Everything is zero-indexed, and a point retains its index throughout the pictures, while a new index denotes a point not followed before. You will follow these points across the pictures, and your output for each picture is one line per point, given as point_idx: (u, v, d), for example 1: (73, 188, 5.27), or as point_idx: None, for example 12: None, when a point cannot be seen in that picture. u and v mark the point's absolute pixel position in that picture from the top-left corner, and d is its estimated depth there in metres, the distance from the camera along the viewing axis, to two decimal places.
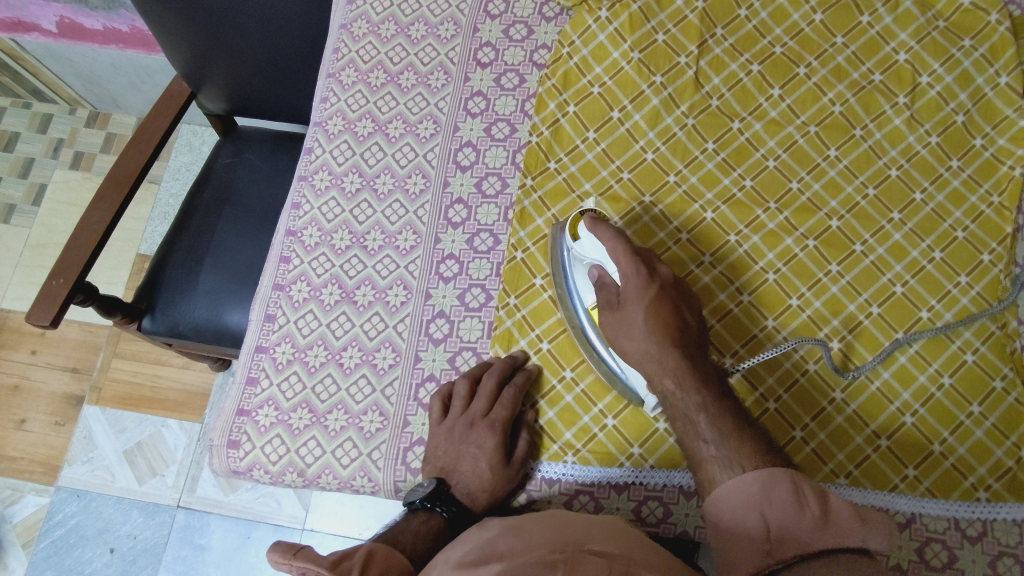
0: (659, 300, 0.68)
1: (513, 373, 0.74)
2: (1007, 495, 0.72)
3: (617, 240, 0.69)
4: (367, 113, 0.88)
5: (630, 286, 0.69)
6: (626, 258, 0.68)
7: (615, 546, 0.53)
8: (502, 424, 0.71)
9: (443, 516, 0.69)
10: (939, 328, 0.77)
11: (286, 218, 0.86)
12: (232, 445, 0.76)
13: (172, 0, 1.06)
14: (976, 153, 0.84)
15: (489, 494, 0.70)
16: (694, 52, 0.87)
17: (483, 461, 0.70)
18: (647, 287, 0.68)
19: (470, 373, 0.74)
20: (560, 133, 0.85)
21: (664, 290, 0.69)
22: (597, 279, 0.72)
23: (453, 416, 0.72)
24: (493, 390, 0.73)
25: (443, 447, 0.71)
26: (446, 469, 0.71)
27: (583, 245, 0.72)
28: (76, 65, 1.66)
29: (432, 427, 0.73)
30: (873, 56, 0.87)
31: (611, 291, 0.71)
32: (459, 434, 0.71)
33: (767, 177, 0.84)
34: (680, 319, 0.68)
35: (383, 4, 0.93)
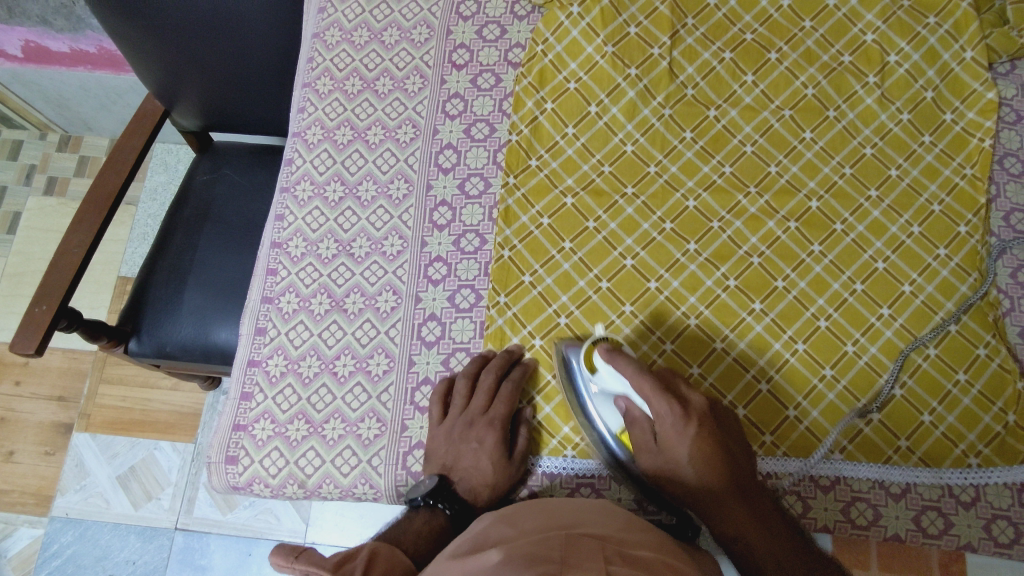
0: (701, 435, 0.65)
1: (511, 369, 0.75)
2: (997, 460, 0.74)
3: (642, 375, 0.66)
4: (346, 121, 0.88)
5: (668, 427, 0.65)
6: (655, 396, 0.65)
7: (604, 527, 0.54)
8: (501, 420, 0.72)
9: (445, 513, 0.70)
10: (948, 324, 0.78)
11: (271, 230, 0.85)
12: (230, 461, 0.76)
13: (139, 18, 1.05)
14: (947, 127, 0.85)
15: (490, 490, 0.71)
16: (667, 43, 0.87)
17: (484, 459, 0.71)
18: (685, 426, 0.65)
19: (468, 370, 0.75)
20: (539, 130, 0.86)
21: (703, 424, 0.65)
22: (625, 410, 0.69)
23: (452, 415, 0.73)
24: (491, 387, 0.74)
25: (443, 448, 0.72)
26: (447, 468, 0.72)
27: (602, 377, 0.70)
28: (44, 90, 1.64)
29: (431, 427, 0.73)
30: (841, 38, 0.89)
31: (645, 427, 0.68)
32: (458, 434, 0.72)
33: (746, 162, 0.85)
34: (724, 451, 0.65)
35: (355, 11, 0.93)
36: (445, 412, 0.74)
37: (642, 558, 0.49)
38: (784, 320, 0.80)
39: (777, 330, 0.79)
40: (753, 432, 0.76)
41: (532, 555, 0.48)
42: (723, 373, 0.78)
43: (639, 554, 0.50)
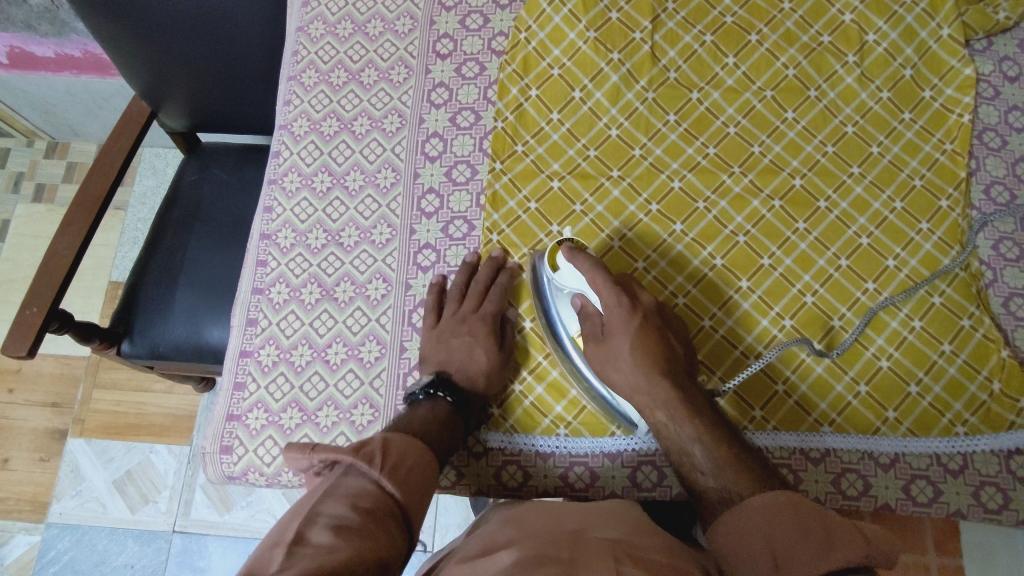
0: (644, 327, 0.68)
1: (497, 273, 0.79)
2: (984, 428, 0.75)
3: (596, 269, 0.69)
4: (332, 113, 0.88)
5: (614, 316, 0.69)
6: (606, 287, 0.69)
7: (613, 530, 0.56)
8: (492, 316, 0.76)
9: (447, 401, 0.70)
10: (920, 287, 0.80)
11: (260, 222, 0.85)
12: (224, 450, 0.75)
13: (125, 20, 1.05)
14: (926, 104, 0.87)
15: (487, 378, 0.73)
16: (648, 28, 0.88)
17: (478, 350, 0.74)
18: (630, 317, 0.68)
19: (457, 280, 0.79)
20: (524, 116, 0.86)
21: (647, 319, 0.69)
22: (579, 309, 0.72)
23: (444, 317, 0.77)
24: (481, 289, 0.78)
25: (439, 346, 0.75)
26: (443, 365, 0.74)
27: (562, 275, 0.72)
28: (30, 96, 1.63)
29: (426, 332, 0.77)
30: (819, 19, 0.90)
31: (595, 322, 0.71)
32: (450, 332, 0.76)
33: (730, 143, 0.86)
34: (666, 347, 0.68)
35: (338, 4, 0.93)
36: (438, 319, 0.77)
37: (651, 560, 0.50)
38: (771, 297, 0.80)
39: (764, 306, 0.80)
40: (744, 407, 0.77)
41: (541, 556, 0.49)
42: (712, 350, 0.79)
43: (648, 556, 0.50)
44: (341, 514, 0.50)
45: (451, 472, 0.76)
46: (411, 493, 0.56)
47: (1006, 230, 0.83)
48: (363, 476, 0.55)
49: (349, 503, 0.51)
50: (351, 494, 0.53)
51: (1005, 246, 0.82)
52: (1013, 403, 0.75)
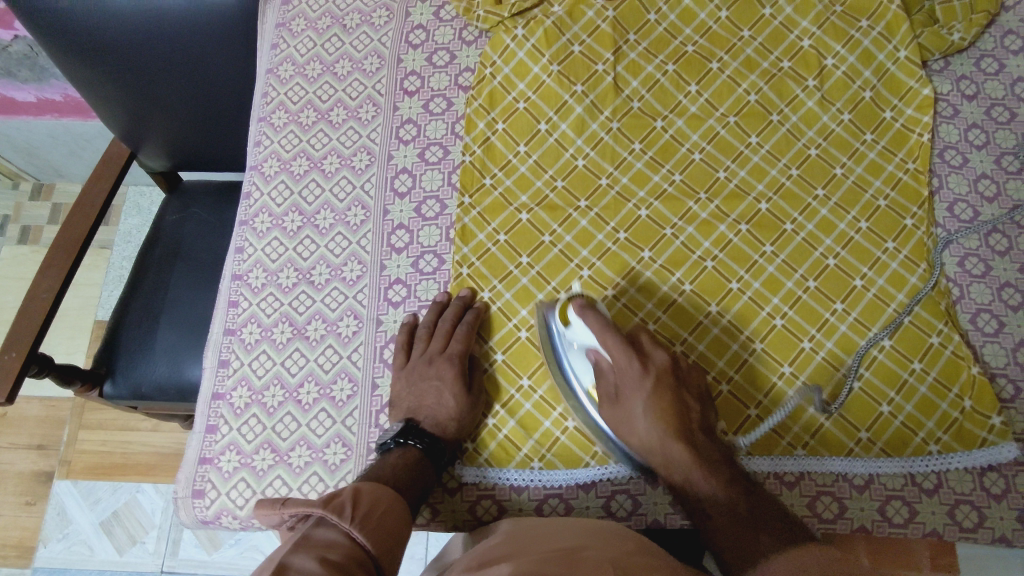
0: (656, 387, 0.69)
1: (464, 313, 0.79)
2: (957, 445, 0.75)
3: (606, 328, 0.69)
4: (302, 152, 0.89)
5: (628, 377, 0.70)
6: (616, 347, 0.69)
7: (613, 549, 0.55)
8: (459, 356, 0.75)
9: (417, 448, 0.70)
10: (905, 318, 0.80)
11: (231, 263, 0.85)
12: (197, 494, 0.74)
13: (99, 64, 1.07)
14: (887, 125, 0.88)
15: (456, 423, 0.73)
16: (610, 59, 0.89)
17: (446, 393, 0.74)
18: (642, 378, 0.70)
19: (426, 319, 0.79)
20: (492, 150, 0.88)
21: (661, 379, 0.70)
22: (594, 364, 0.72)
23: (414, 358, 0.77)
24: (448, 329, 0.77)
25: (407, 390, 0.75)
26: (412, 410, 0.74)
27: (574, 330, 0.71)
28: (14, 140, 1.65)
29: (396, 373, 0.77)
30: (779, 45, 0.91)
31: (609, 380, 0.72)
32: (419, 374, 0.76)
33: (695, 169, 0.87)
34: (681, 408, 0.69)
35: (306, 45, 0.94)
36: (408, 359, 0.77)
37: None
38: (741, 321, 0.81)
39: (734, 331, 0.81)
40: None
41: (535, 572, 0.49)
42: None
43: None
44: (310, 566, 0.49)
45: (426, 510, 0.75)
46: (382, 544, 0.56)
47: (971, 246, 0.84)
48: (333, 528, 0.55)
49: (318, 555, 0.51)
50: (322, 545, 0.52)
51: (970, 262, 0.83)
52: (984, 420, 0.75)
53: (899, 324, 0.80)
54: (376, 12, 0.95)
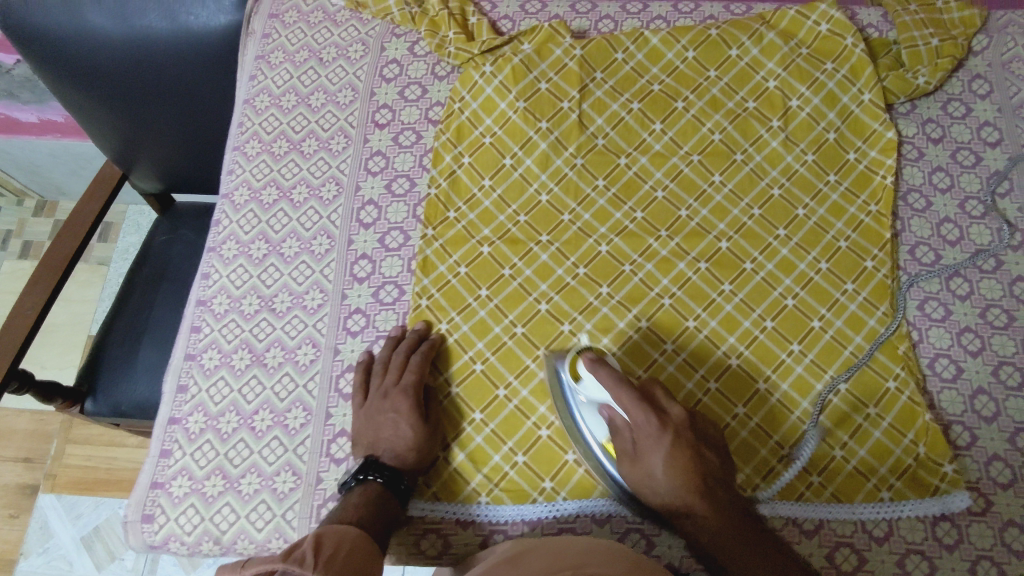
0: (675, 445, 0.68)
1: (417, 345, 0.79)
2: (908, 492, 0.75)
3: (620, 385, 0.68)
4: (272, 181, 0.91)
5: (644, 434, 0.68)
6: (633, 404, 0.67)
7: (609, 567, 0.54)
8: (414, 386, 0.76)
9: (377, 482, 0.71)
10: (862, 363, 0.80)
11: (196, 288, 0.86)
12: (146, 519, 0.75)
13: (92, 90, 1.10)
14: (851, 166, 0.89)
15: (416, 452, 0.73)
16: (576, 97, 0.91)
17: (402, 424, 0.74)
18: (661, 436, 0.68)
19: (382, 353, 0.79)
20: (457, 183, 0.89)
21: (679, 434, 0.69)
22: (608, 421, 0.70)
23: (370, 394, 0.77)
24: (403, 361, 0.78)
25: (366, 426, 0.75)
26: (371, 445, 0.74)
27: (585, 386, 0.70)
28: (18, 158, 1.70)
29: (354, 411, 0.77)
30: (745, 85, 0.92)
31: (624, 437, 0.70)
32: (375, 409, 0.76)
33: (658, 207, 0.88)
34: (701, 465, 0.68)
35: (283, 77, 0.96)
36: (366, 395, 0.78)
37: None
38: (696, 360, 0.81)
39: (689, 369, 0.81)
40: None
41: None
42: None
43: None
44: None
45: None
46: None
47: (932, 290, 0.84)
48: None
49: None
50: None
51: (930, 306, 0.83)
52: (936, 467, 0.75)
53: (857, 370, 0.79)
54: (352, 47, 0.98)
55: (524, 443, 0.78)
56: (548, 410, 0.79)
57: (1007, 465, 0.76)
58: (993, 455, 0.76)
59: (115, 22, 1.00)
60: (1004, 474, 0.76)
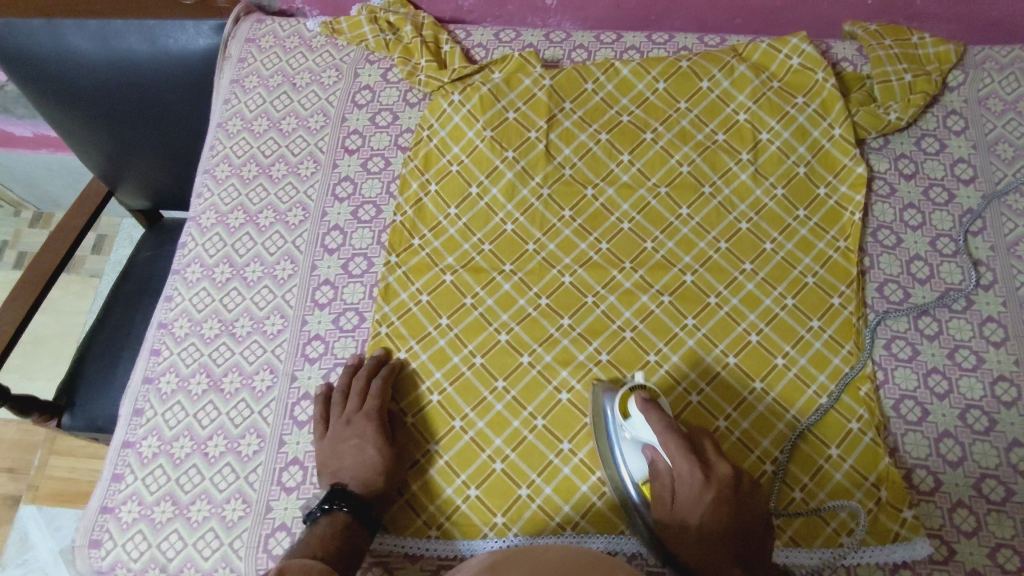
0: (716, 503, 0.65)
1: (377, 369, 0.79)
2: (869, 539, 0.72)
3: (669, 432, 0.67)
4: (239, 206, 0.91)
5: (687, 486, 0.66)
6: (680, 453, 0.66)
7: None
8: (378, 411, 0.76)
9: (343, 512, 0.69)
10: (826, 403, 0.78)
11: (159, 311, 0.87)
12: (94, 544, 0.75)
13: (77, 109, 1.08)
14: (821, 201, 0.88)
15: (383, 476, 0.73)
16: (543, 127, 0.91)
17: (368, 448, 0.73)
18: (703, 492, 0.65)
19: (342, 382, 0.79)
20: (423, 211, 0.89)
21: (723, 494, 0.66)
22: (650, 463, 0.69)
23: (333, 423, 0.76)
24: (363, 388, 0.78)
25: (329, 454, 0.74)
26: (336, 475, 0.73)
27: (634, 424, 0.69)
28: (15, 171, 1.73)
29: (316, 443, 0.76)
30: (715, 118, 0.91)
31: (664, 482, 0.68)
32: (339, 436, 0.75)
33: (623, 239, 0.87)
34: (738, 529, 0.65)
35: (256, 101, 0.98)
36: (328, 427, 0.77)
37: None
38: None
39: None
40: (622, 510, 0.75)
41: None
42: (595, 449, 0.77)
43: None
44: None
45: None
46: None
47: (899, 329, 0.82)
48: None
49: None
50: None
51: (897, 345, 0.82)
52: (897, 512, 0.73)
53: (821, 410, 0.78)
54: (326, 73, 0.99)
55: (477, 477, 0.76)
56: (504, 443, 0.78)
57: (971, 512, 0.73)
58: (957, 501, 0.74)
59: (96, 44, 1.00)
60: (968, 521, 0.73)
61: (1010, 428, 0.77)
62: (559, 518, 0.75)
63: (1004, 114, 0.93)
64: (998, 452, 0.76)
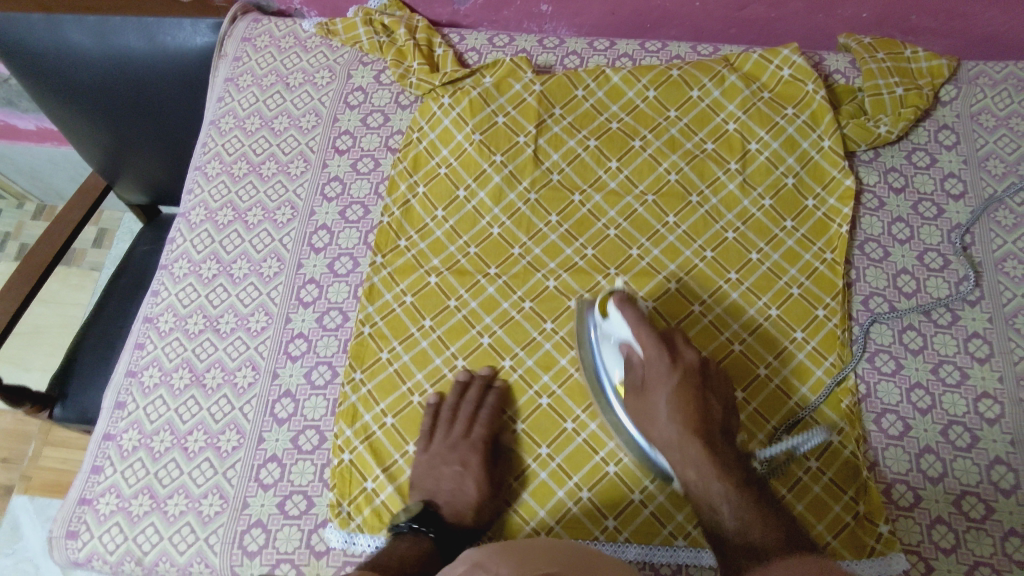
0: (682, 384, 0.70)
1: (486, 395, 0.79)
2: (845, 552, 0.72)
3: (641, 322, 0.72)
4: (229, 203, 0.92)
5: (655, 370, 0.71)
6: (649, 339, 0.71)
7: None
8: (484, 445, 0.76)
9: (429, 537, 0.71)
10: (808, 416, 0.78)
11: (146, 305, 0.87)
12: (71, 535, 0.75)
13: (75, 105, 1.09)
14: (808, 213, 0.87)
15: (476, 512, 0.73)
16: (532, 132, 0.91)
17: (467, 481, 0.74)
18: (670, 374, 0.71)
19: (453, 398, 0.79)
20: (411, 213, 0.89)
21: (689, 378, 0.71)
22: (625, 356, 0.74)
23: (436, 440, 0.77)
24: (473, 414, 0.77)
25: (428, 471, 0.76)
26: (430, 494, 0.75)
27: (609, 322, 0.74)
28: (19, 164, 1.75)
29: (416, 453, 0.77)
30: (704, 127, 0.92)
31: (636, 372, 0.73)
32: (440, 459, 0.76)
33: (609, 245, 0.87)
34: (703, 409, 0.69)
35: (249, 100, 0.98)
36: (430, 440, 0.77)
37: None
38: None
39: None
40: (597, 516, 0.74)
41: None
42: (572, 454, 0.76)
43: None
44: None
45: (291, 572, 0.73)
46: None
47: (883, 342, 0.82)
48: None
49: None
50: None
51: (880, 359, 0.81)
52: (873, 527, 0.72)
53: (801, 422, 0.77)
54: (319, 73, 1.00)
55: None
56: None
57: (950, 529, 0.72)
58: (936, 518, 0.73)
59: (95, 40, 1.00)
60: (946, 538, 0.72)
61: (992, 445, 0.76)
62: (534, 523, 0.74)
63: (996, 130, 0.92)
64: (980, 469, 0.75)
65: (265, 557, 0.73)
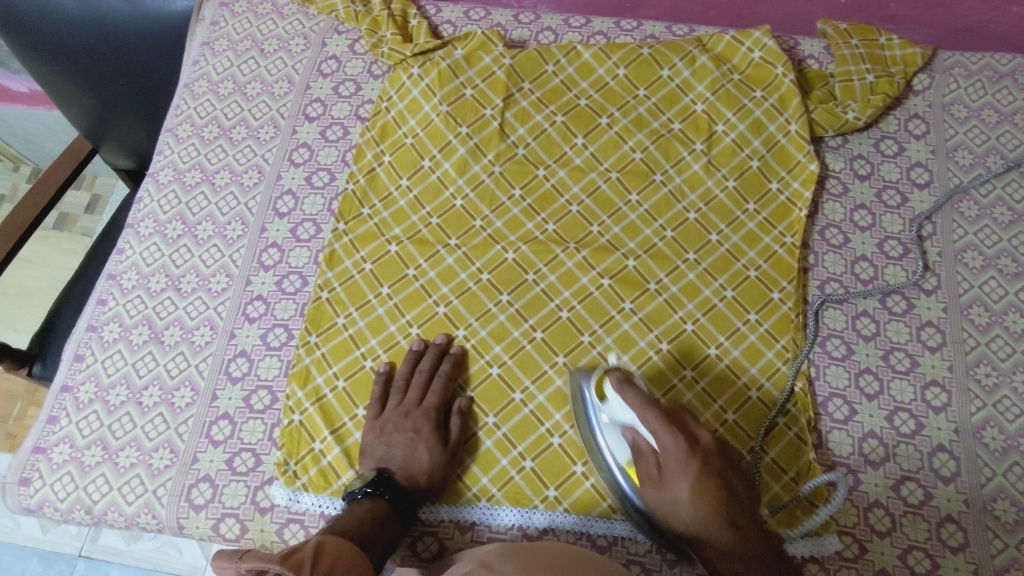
0: (702, 471, 0.64)
1: (440, 363, 0.79)
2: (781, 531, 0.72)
3: (647, 405, 0.66)
4: (197, 164, 0.93)
5: (672, 458, 0.65)
6: (661, 427, 0.65)
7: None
8: (438, 411, 0.77)
9: (384, 500, 0.70)
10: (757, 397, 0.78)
11: (110, 263, 0.89)
12: (23, 482, 0.77)
13: (57, 65, 1.10)
14: (772, 196, 0.87)
15: (431, 476, 0.73)
16: (499, 105, 0.91)
17: (420, 446, 0.74)
18: (687, 460, 0.64)
19: (405, 366, 0.79)
20: (376, 181, 0.90)
21: (706, 462, 0.65)
22: (632, 443, 0.68)
23: (390, 408, 0.77)
24: (425, 382, 0.78)
25: (380, 439, 0.76)
26: (382, 461, 0.74)
27: (611, 406, 0.69)
28: (14, 127, 1.77)
29: (368, 422, 0.77)
30: (672, 106, 0.92)
31: (649, 462, 0.67)
32: (393, 426, 0.76)
33: (571, 221, 0.87)
34: (726, 491, 0.64)
35: (224, 65, 0.99)
36: (382, 409, 0.78)
37: None
38: None
39: None
40: (537, 486, 0.75)
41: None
42: (518, 424, 0.77)
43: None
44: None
45: (235, 526, 0.74)
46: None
47: (836, 327, 0.82)
48: None
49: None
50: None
51: (832, 343, 0.81)
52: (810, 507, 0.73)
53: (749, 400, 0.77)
54: (294, 41, 1.00)
55: None
56: None
57: (887, 513, 0.73)
58: (874, 501, 0.73)
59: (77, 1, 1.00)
60: (883, 521, 0.72)
61: (936, 433, 0.76)
62: (476, 489, 0.75)
63: (967, 121, 0.92)
64: (922, 456, 0.75)
65: (210, 511, 0.74)
